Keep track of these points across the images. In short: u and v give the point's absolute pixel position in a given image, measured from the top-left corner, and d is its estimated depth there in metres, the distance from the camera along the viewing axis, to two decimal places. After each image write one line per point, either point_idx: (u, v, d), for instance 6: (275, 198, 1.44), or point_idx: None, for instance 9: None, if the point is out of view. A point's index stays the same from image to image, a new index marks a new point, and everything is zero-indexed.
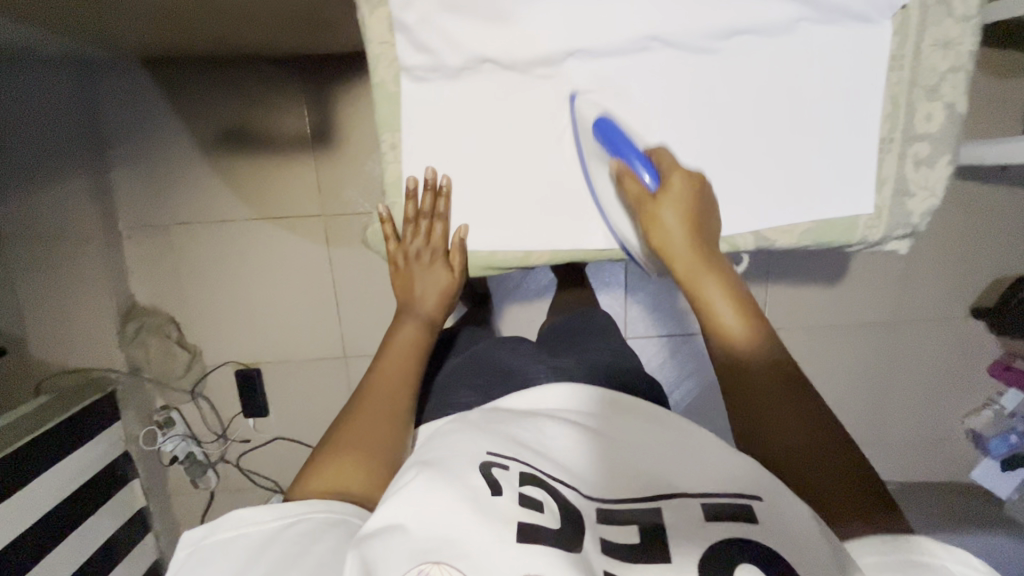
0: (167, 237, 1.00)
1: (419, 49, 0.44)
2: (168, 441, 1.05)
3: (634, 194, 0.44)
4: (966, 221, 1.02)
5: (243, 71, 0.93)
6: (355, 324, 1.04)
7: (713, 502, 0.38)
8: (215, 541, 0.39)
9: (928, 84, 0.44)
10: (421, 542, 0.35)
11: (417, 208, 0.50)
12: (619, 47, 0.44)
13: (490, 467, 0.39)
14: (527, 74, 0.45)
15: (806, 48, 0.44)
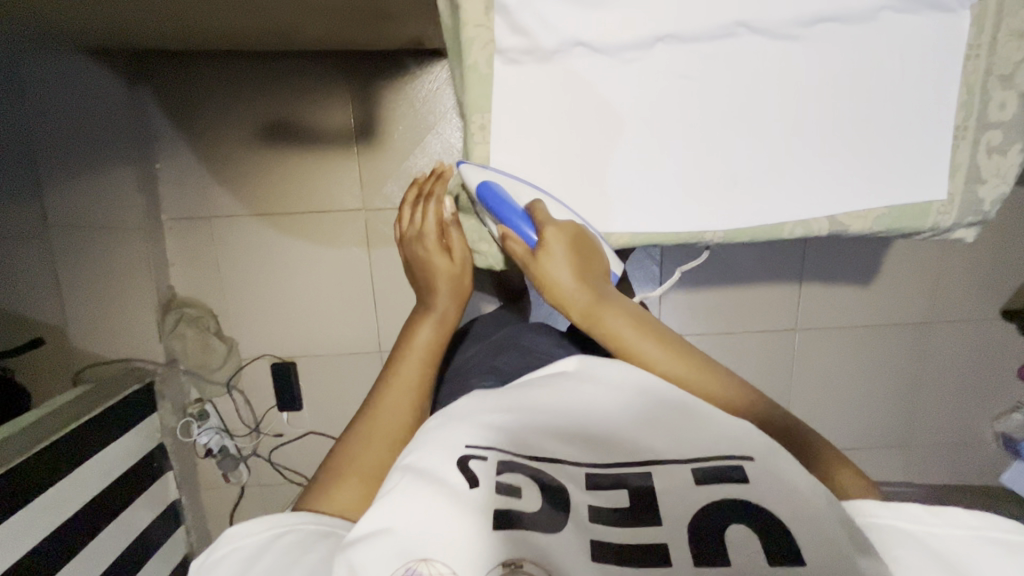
0: (210, 229, 1.01)
1: (512, 30, 0.44)
2: (203, 434, 1.04)
3: (523, 254, 0.49)
4: (1001, 222, 1.04)
5: (293, 66, 0.95)
6: (394, 318, 1.05)
7: (709, 467, 0.37)
8: (206, 563, 0.40)
9: (1004, 73, 0.46)
10: (408, 539, 0.33)
11: None
12: (709, 33, 0.45)
13: (467, 460, 0.37)
14: (616, 58, 0.46)
15: (887, 36, 0.45)
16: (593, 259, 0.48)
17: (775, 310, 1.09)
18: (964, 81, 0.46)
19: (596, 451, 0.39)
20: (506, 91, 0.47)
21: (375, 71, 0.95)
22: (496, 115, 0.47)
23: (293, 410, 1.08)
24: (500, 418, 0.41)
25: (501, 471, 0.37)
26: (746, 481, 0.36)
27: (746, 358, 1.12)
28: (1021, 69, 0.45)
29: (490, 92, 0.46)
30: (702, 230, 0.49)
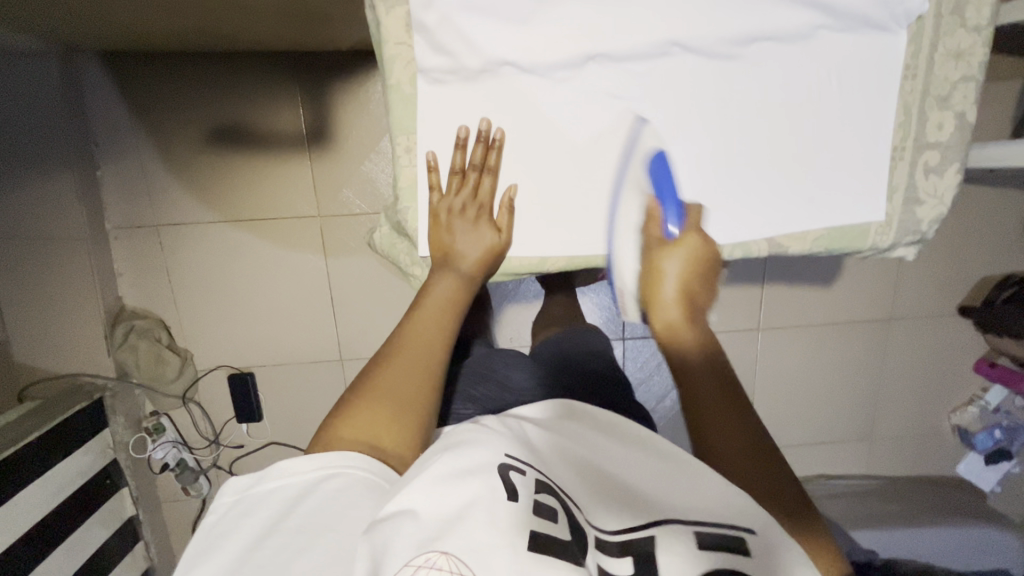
0: (158, 237, 0.97)
1: (434, 51, 0.43)
2: (158, 448, 1.02)
3: (644, 204, 0.46)
4: (957, 221, 1.05)
5: (238, 66, 0.90)
6: (354, 326, 1.03)
7: (707, 530, 0.40)
8: (258, 489, 0.43)
9: (941, 94, 0.45)
10: (429, 533, 0.37)
11: (464, 160, 0.47)
12: (643, 53, 0.43)
13: (507, 469, 0.41)
14: (546, 78, 0.45)
15: (826, 54, 0.44)
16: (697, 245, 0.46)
17: (739, 311, 1.09)
18: (902, 100, 0.46)
19: (610, 505, 0.42)
20: (432, 112, 0.46)
21: (328, 72, 0.91)
22: (422, 138, 0.46)
23: (253, 421, 1.06)
24: (532, 452, 0.45)
25: (537, 489, 0.40)
26: (747, 554, 0.38)
27: None
28: (956, 90, 0.45)
29: (416, 114, 0.46)
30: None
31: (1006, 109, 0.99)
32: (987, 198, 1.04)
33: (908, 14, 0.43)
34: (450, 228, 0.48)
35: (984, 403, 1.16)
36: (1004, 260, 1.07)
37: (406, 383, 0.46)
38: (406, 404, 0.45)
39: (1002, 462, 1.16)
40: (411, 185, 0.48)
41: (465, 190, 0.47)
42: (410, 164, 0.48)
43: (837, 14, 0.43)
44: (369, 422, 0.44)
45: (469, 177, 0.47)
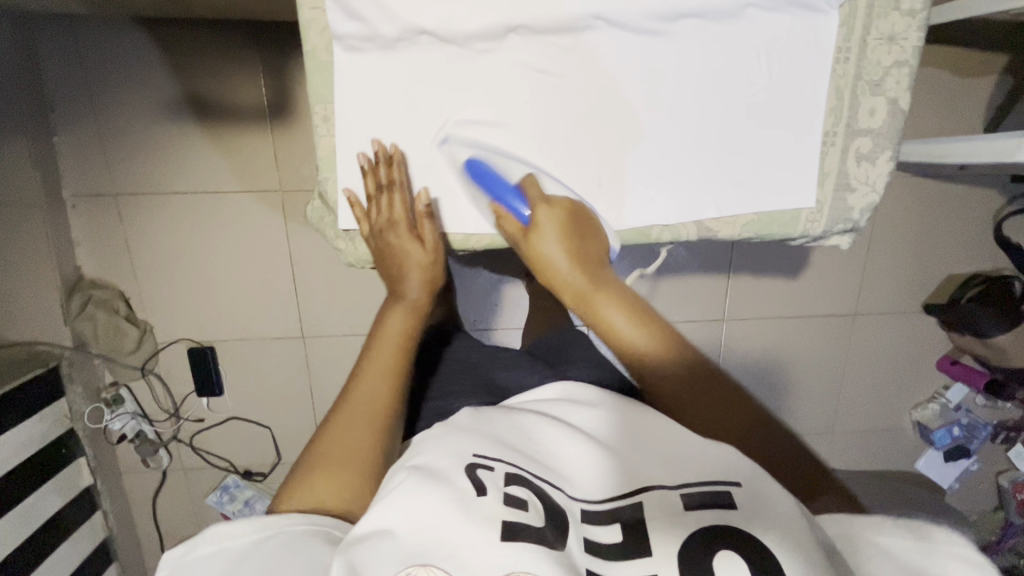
0: (116, 207, 0.96)
1: (347, 18, 0.47)
2: (117, 419, 1.03)
3: (512, 230, 0.53)
4: (923, 218, 1.06)
5: (194, 33, 0.88)
6: (316, 303, 1.02)
7: (695, 492, 0.40)
8: (196, 558, 0.40)
9: (875, 79, 0.48)
10: (405, 547, 0.36)
11: (377, 183, 0.52)
12: (563, 24, 0.47)
13: (475, 469, 0.41)
14: (466, 48, 0.49)
15: (754, 31, 0.47)
16: (581, 243, 0.52)
17: (704, 304, 1.09)
18: (835, 84, 0.48)
19: (600, 477, 0.43)
20: (350, 77, 0.49)
21: (291, 44, 0.89)
22: (345, 105, 0.50)
23: (213, 395, 1.06)
24: (507, 441, 0.44)
25: (508, 482, 0.40)
26: (735, 508, 0.39)
27: None
28: (888, 75, 0.47)
29: (331, 82, 0.49)
30: None
31: (978, 106, 0.99)
32: (953, 196, 1.05)
33: None
34: (385, 251, 0.55)
35: (945, 401, 1.18)
36: (968, 259, 1.09)
37: (353, 433, 0.49)
38: (350, 453, 0.48)
39: (960, 459, 1.17)
40: (332, 152, 0.52)
41: (385, 210, 0.53)
42: (328, 133, 0.51)
43: None
44: (320, 486, 0.46)
45: (383, 198, 0.52)
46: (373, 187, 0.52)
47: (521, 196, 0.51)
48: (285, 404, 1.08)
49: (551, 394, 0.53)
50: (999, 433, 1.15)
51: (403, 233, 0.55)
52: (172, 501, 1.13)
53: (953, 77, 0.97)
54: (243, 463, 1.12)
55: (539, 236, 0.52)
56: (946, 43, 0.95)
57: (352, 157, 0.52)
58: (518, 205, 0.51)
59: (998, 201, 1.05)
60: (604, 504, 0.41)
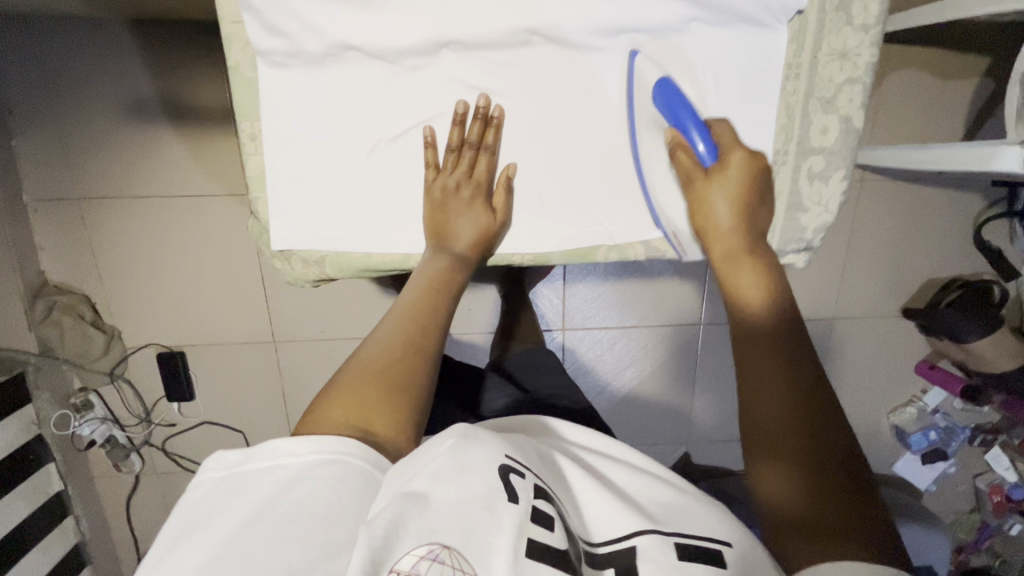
0: (79, 211, 0.94)
1: (267, 33, 0.49)
2: (86, 425, 1.02)
3: (686, 166, 0.53)
4: (902, 222, 1.05)
5: (150, 33, 0.86)
6: (284, 309, 1.01)
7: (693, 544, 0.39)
8: (249, 468, 0.40)
9: (827, 96, 0.52)
10: (431, 524, 0.36)
11: (462, 137, 0.55)
12: (502, 40, 0.51)
13: (508, 473, 0.40)
14: (397, 64, 0.52)
15: (694, 45, 0.52)
16: (752, 208, 0.53)
17: (682, 307, 1.08)
18: (784, 100, 0.53)
19: (611, 516, 0.42)
20: (276, 91, 0.52)
21: None
22: (271, 123, 0.53)
23: (184, 400, 1.05)
24: (534, 455, 0.44)
25: (536, 495, 0.40)
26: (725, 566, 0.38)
27: (656, 353, 1.12)
28: (840, 92, 0.51)
29: (255, 97, 0.53)
30: (508, 253, 0.60)
31: (959, 108, 0.97)
32: (932, 199, 1.04)
33: (786, 12, 0.50)
34: (447, 204, 0.56)
35: (923, 405, 1.17)
36: (948, 263, 1.08)
37: (397, 363, 0.47)
38: (391, 381, 0.46)
39: (937, 462, 1.18)
40: (260, 172, 0.55)
41: (462, 165, 0.56)
42: (257, 151, 0.55)
43: (707, 9, 0.50)
44: (355, 408, 0.44)
45: (466, 153, 0.55)
46: (458, 140, 0.55)
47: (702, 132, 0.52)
48: (257, 409, 1.08)
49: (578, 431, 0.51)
50: (976, 437, 1.15)
51: (469, 196, 0.56)
52: (146, 505, 1.13)
53: (932, 80, 0.96)
54: None
55: (715, 180, 0.52)
56: (922, 46, 0.94)
57: (291, 169, 0.55)
58: (700, 137, 0.52)
59: (979, 205, 1.04)
60: (602, 546, 0.41)
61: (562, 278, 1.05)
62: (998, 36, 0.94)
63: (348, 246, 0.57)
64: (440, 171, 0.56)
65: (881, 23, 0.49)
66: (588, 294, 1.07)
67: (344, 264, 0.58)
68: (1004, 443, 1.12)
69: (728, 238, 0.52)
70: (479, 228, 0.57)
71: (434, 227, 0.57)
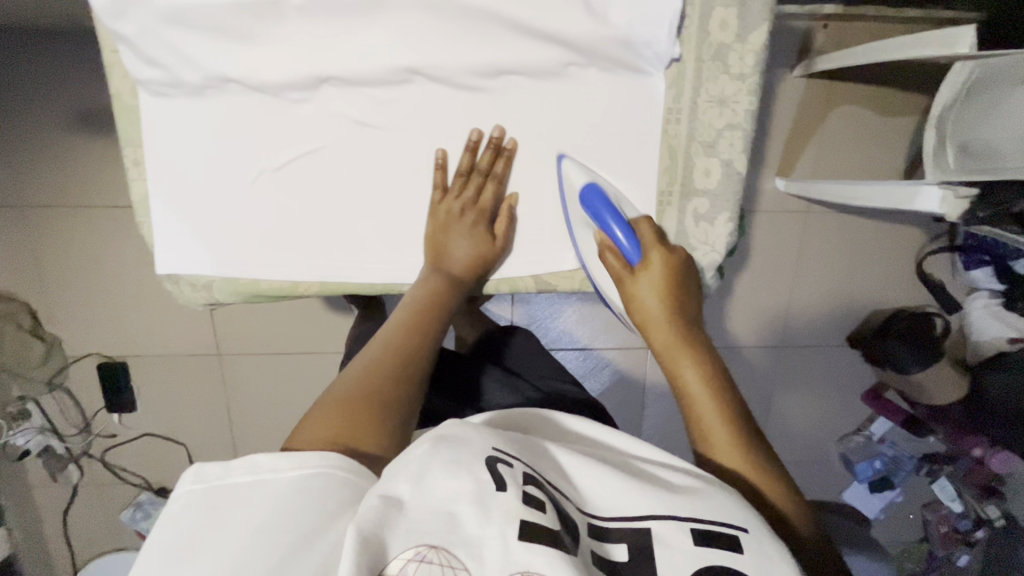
0: (21, 219, 0.93)
1: (146, 64, 0.51)
2: (21, 434, 1.01)
3: (614, 263, 0.56)
4: (849, 252, 1.07)
5: (88, 46, 0.87)
6: (228, 322, 1.01)
7: (702, 525, 0.38)
8: (231, 485, 0.37)
9: (707, 141, 0.56)
10: (417, 525, 0.34)
11: (473, 163, 0.58)
12: (382, 78, 0.53)
13: (495, 462, 0.37)
14: (280, 97, 0.54)
15: (576, 87, 0.55)
16: (681, 293, 0.54)
17: (631, 328, 1.09)
18: (667, 142, 0.57)
19: (614, 493, 0.40)
20: (158, 120, 0.55)
21: None
22: (159, 152, 0.55)
23: (125, 411, 1.04)
24: (521, 441, 0.41)
25: (526, 482, 0.37)
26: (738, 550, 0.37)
27: (607, 373, 1.12)
28: (719, 138, 0.56)
29: (137, 124, 0.55)
30: (401, 282, 0.61)
31: (899, 144, 0.99)
32: (869, 233, 1.06)
33: (661, 60, 0.53)
34: (447, 225, 0.59)
35: (869, 433, 1.20)
36: (894, 293, 1.10)
37: (390, 382, 0.46)
38: (387, 399, 0.45)
39: (885, 491, 1.18)
40: (143, 198, 0.57)
41: (470, 190, 0.58)
42: (140, 177, 0.57)
43: (582, 54, 0.53)
44: (341, 425, 0.42)
45: (475, 179, 0.58)
46: (468, 167, 0.58)
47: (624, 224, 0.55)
48: (201, 423, 1.07)
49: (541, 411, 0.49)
50: (923, 466, 1.14)
51: (471, 220, 0.59)
52: (85, 517, 1.11)
53: (875, 115, 0.98)
54: (157, 480, 1.10)
55: (641, 276, 0.55)
56: (861, 84, 0.97)
57: (189, 195, 0.56)
58: (619, 235, 0.55)
59: (923, 239, 1.08)
60: (610, 521, 0.39)
61: (510, 301, 1.06)
62: (926, 78, 0.97)
63: (238, 271, 0.58)
64: (446, 193, 0.59)
65: (756, 74, 0.54)
66: (537, 315, 1.08)
67: (230, 289, 0.59)
68: (949, 473, 1.10)
69: (660, 330, 0.53)
70: (477, 252, 0.59)
71: (433, 249, 0.59)
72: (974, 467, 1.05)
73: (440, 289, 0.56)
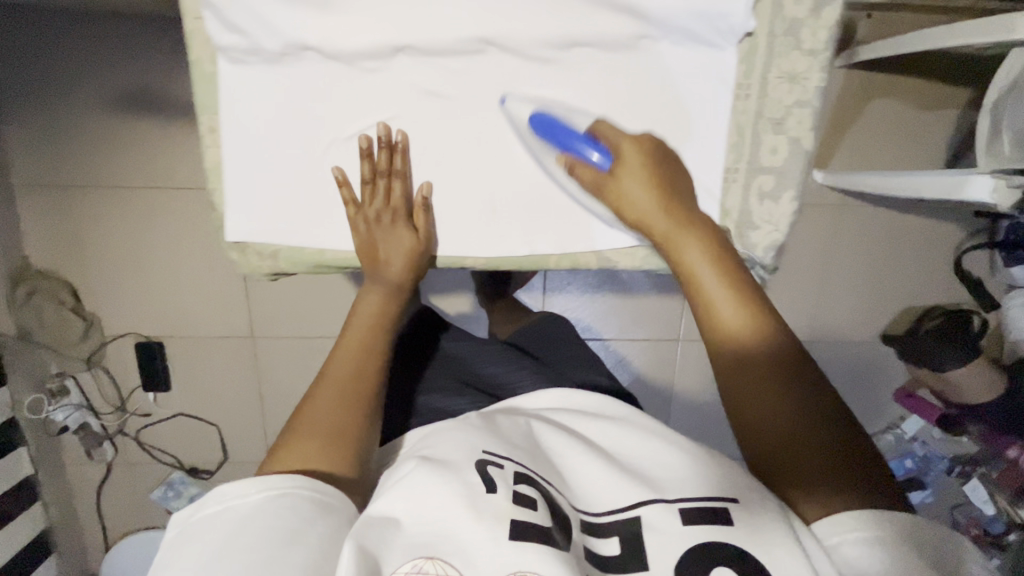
0: (64, 196, 0.95)
1: (227, 30, 0.53)
2: (60, 410, 1.03)
3: (592, 183, 0.55)
4: (885, 246, 1.06)
5: (141, 30, 0.88)
6: (263, 302, 1.01)
7: (698, 506, 0.44)
8: (201, 517, 0.43)
9: (776, 118, 0.56)
10: (415, 539, 0.40)
11: (373, 167, 0.57)
12: (455, 48, 0.54)
13: (485, 465, 0.44)
14: (353, 65, 0.55)
15: (647, 61, 0.55)
16: (667, 181, 0.55)
17: (660, 320, 1.09)
18: (735, 119, 0.56)
19: (598, 487, 0.47)
20: (233, 87, 0.55)
21: None
22: (231, 118, 0.56)
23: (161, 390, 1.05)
24: (513, 443, 0.48)
25: (516, 481, 0.44)
26: (732, 525, 0.42)
27: (635, 365, 1.12)
28: (788, 114, 0.56)
29: (213, 91, 0.56)
30: (463, 256, 0.61)
31: (941, 137, 0.98)
32: (908, 229, 1.05)
33: (733, 34, 0.53)
34: (374, 236, 0.59)
35: (901, 432, 1.17)
36: (932, 291, 1.08)
37: (335, 413, 0.51)
38: (334, 431, 0.50)
39: (914, 491, 1.17)
40: (216, 165, 0.58)
41: (378, 196, 0.58)
42: (214, 144, 0.57)
43: (654, 27, 0.53)
44: (301, 457, 0.49)
45: (379, 183, 0.57)
46: (370, 169, 0.57)
47: (593, 143, 0.54)
48: (234, 403, 1.08)
49: (539, 404, 0.57)
50: (953, 468, 1.15)
51: (392, 221, 0.59)
52: (118, 495, 1.12)
53: (914, 108, 0.97)
54: (188, 461, 1.11)
55: (621, 177, 0.54)
56: (904, 76, 0.96)
57: (259, 163, 0.57)
58: (593, 151, 0.54)
59: (960, 236, 1.05)
60: (600, 509, 0.46)
61: (542, 288, 1.06)
62: (966, 71, 0.96)
63: (303, 241, 0.59)
64: (358, 205, 0.58)
65: (829, 50, 0.54)
66: (567, 303, 1.08)
67: (296, 259, 0.60)
68: (982, 475, 1.11)
69: (664, 232, 0.54)
70: (407, 249, 0.59)
71: (364, 258, 0.59)
72: (1008, 468, 1.05)
73: (388, 300, 0.60)
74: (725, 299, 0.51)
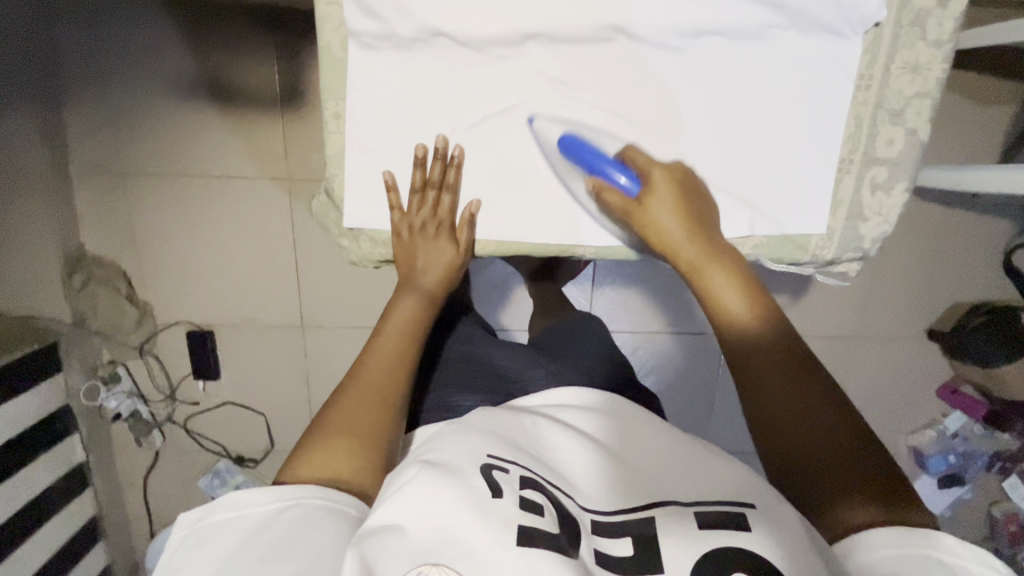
0: (123, 183, 0.95)
1: (363, 16, 0.54)
2: (112, 397, 1.03)
3: (617, 201, 0.55)
4: (935, 242, 1.06)
5: (211, 17, 0.88)
6: (317, 291, 1.02)
7: (713, 513, 0.41)
8: (210, 522, 0.42)
9: (895, 109, 0.56)
10: (418, 544, 0.36)
11: (425, 178, 0.58)
12: (585, 35, 0.55)
13: (490, 469, 0.41)
14: (483, 52, 0.56)
15: (773, 51, 0.56)
16: (694, 214, 0.55)
17: None
18: (854, 109, 0.57)
19: (609, 488, 0.44)
20: (361, 74, 0.56)
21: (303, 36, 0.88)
22: (355, 103, 0.57)
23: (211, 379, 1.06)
24: (517, 444, 0.45)
25: (522, 486, 0.40)
26: (748, 529, 0.39)
27: (680, 358, 1.12)
28: (908, 105, 0.56)
29: (343, 76, 0.56)
30: (572, 245, 0.60)
31: (1000, 133, 0.98)
32: (964, 225, 1.05)
33: (861, 23, 0.54)
34: (415, 246, 0.60)
35: (941, 428, 1.18)
36: (982, 286, 1.08)
37: (370, 414, 0.50)
38: (366, 431, 0.49)
39: (955, 487, 1.18)
40: (338, 149, 0.58)
41: (426, 206, 0.59)
42: (338, 130, 0.58)
43: (784, 14, 0.54)
44: (327, 459, 0.46)
45: (429, 194, 0.59)
46: (421, 181, 0.58)
47: (623, 167, 0.55)
48: (283, 393, 1.09)
49: (543, 400, 0.54)
50: (994, 463, 1.15)
51: (435, 233, 0.60)
52: (162, 482, 1.13)
53: (972, 104, 0.97)
54: (235, 449, 1.12)
55: (649, 201, 0.54)
56: (967, 71, 0.95)
57: (381, 148, 0.58)
58: (619, 172, 0.54)
59: (1010, 232, 1.05)
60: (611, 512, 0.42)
61: (589, 279, 1.06)
62: None
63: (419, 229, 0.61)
64: (405, 211, 0.59)
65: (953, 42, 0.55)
66: (614, 295, 1.08)
67: None
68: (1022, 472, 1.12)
69: (687, 251, 0.54)
70: (445, 261, 0.61)
71: (402, 268, 0.61)
72: None
73: (420, 307, 0.59)
74: (747, 311, 0.51)
